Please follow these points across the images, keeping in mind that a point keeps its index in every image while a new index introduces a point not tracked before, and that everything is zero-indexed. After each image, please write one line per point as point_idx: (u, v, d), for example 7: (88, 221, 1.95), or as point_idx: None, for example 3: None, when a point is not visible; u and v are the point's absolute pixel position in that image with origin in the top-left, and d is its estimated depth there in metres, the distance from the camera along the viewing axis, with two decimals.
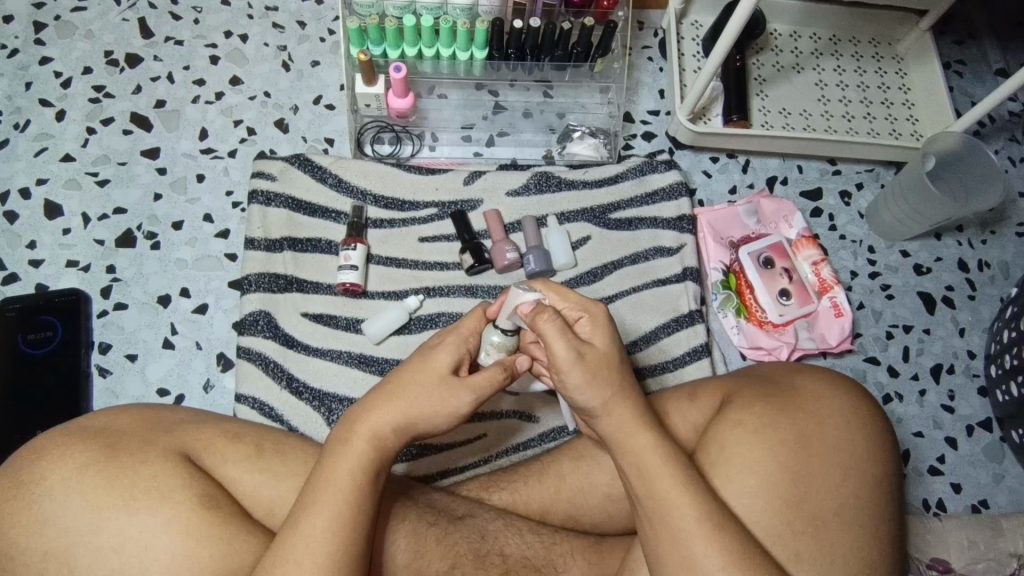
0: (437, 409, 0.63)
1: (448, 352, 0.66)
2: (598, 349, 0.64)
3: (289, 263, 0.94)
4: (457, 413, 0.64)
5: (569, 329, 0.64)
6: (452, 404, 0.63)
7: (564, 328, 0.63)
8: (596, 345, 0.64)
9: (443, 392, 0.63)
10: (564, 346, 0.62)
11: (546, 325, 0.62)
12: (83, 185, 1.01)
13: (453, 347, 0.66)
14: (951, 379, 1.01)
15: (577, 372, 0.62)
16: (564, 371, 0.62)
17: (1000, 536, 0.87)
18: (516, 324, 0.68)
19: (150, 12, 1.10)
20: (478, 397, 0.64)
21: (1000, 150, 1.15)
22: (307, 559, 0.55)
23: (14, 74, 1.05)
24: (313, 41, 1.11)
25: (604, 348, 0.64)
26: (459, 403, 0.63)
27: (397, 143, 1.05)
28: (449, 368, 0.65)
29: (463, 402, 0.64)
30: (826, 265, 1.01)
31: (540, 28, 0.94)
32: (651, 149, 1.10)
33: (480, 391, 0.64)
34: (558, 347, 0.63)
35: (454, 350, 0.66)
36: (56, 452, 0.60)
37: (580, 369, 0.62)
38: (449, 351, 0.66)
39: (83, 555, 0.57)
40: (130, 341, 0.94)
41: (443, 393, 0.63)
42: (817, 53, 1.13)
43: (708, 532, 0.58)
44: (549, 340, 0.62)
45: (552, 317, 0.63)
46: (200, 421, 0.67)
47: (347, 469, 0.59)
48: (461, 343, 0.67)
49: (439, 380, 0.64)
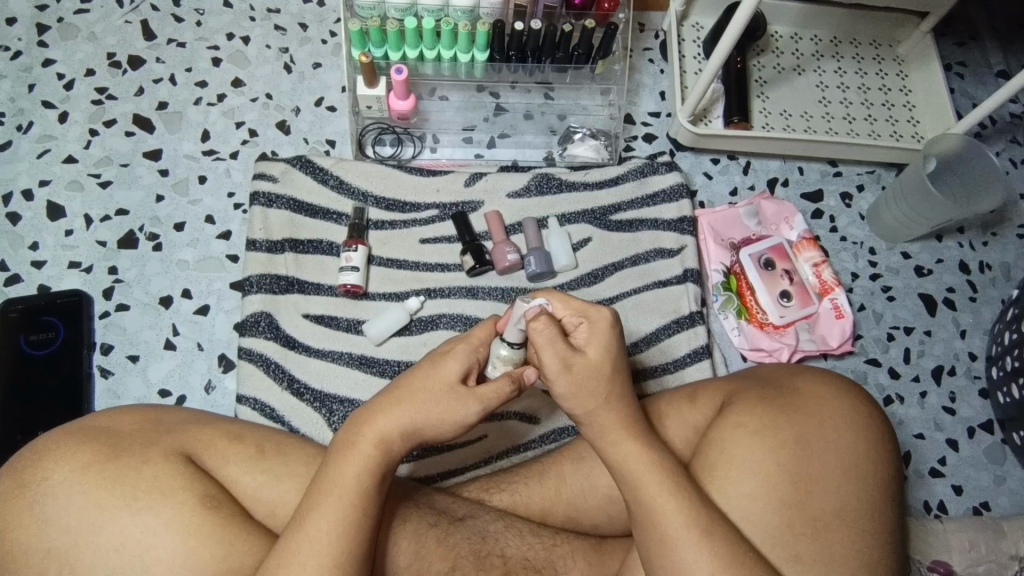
0: (441, 416, 0.63)
1: (458, 359, 0.65)
2: (587, 361, 0.64)
3: (290, 263, 0.94)
4: (466, 421, 0.64)
5: (562, 338, 0.64)
6: (453, 410, 0.63)
7: (555, 338, 0.63)
8: (587, 355, 0.64)
9: (449, 398, 0.63)
10: (551, 355, 0.63)
11: (538, 335, 0.63)
12: (86, 186, 1.01)
13: (464, 354, 0.66)
14: (952, 381, 1.01)
15: (563, 382, 0.63)
16: (555, 381, 0.63)
17: (1001, 538, 0.86)
18: (523, 336, 0.66)
19: (153, 14, 1.10)
20: (485, 406, 0.64)
21: (1002, 152, 1.15)
22: (311, 560, 0.55)
23: (17, 76, 1.06)
24: (315, 42, 1.11)
25: (598, 359, 0.64)
26: (465, 409, 0.63)
27: (398, 144, 1.06)
28: (459, 376, 0.64)
29: (470, 411, 0.63)
30: (827, 266, 1.01)
31: (542, 30, 0.95)
32: (652, 150, 1.10)
33: (489, 400, 0.64)
34: (547, 355, 0.63)
35: (465, 357, 0.65)
36: (57, 453, 0.60)
37: (565, 379, 0.63)
38: (459, 359, 0.65)
39: (84, 555, 0.57)
40: (133, 341, 0.94)
41: (449, 399, 0.63)
42: (819, 55, 1.13)
43: (699, 537, 0.58)
44: (538, 350, 0.63)
45: (544, 328, 0.63)
46: (202, 421, 0.67)
47: (353, 471, 0.59)
48: (472, 351, 0.66)
49: (449, 386, 0.64)
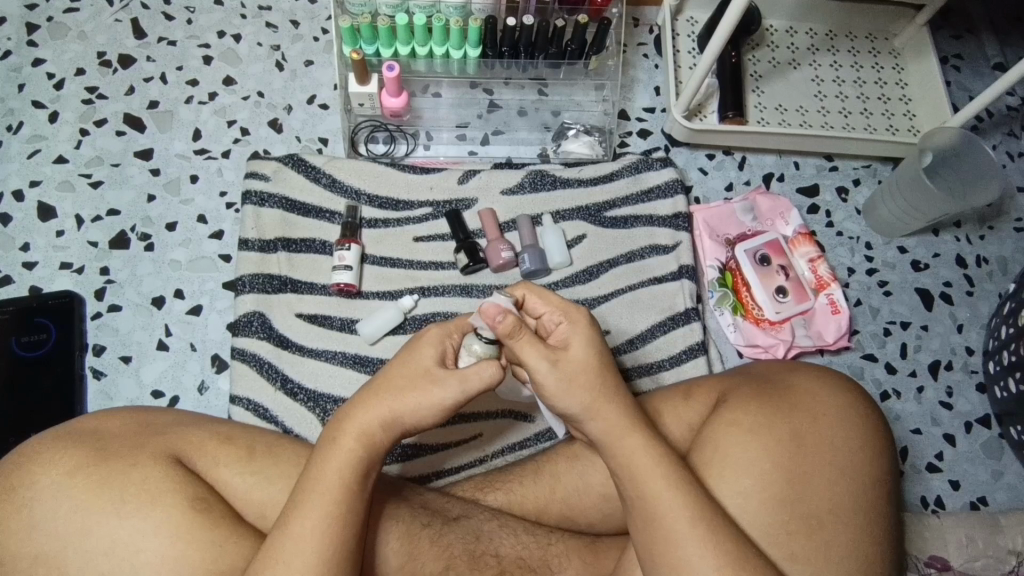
0: (420, 402, 0.61)
1: (432, 345, 0.65)
2: (574, 359, 0.63)
3: (283, 263, 0.93)
4: (444, 404, 0.62)
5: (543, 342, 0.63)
6: (436, 395, 0.62)
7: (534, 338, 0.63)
8: (572, 353, 0.63)
9: (426, 384, 0.62)
10: (536, 353, 0.62)
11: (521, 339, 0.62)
12: (77, 187, 1.01)
13: (436, 340, 0.65)
14: (949, 375, 1.01)
15: (552, 379, 0.62)
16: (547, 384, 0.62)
17: (999, 534, 0.86)
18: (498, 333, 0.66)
19: (143, 12, 1.10)
20: (465, 389, 0.62)
21: (999, 145, 1.14)
22: (296, 559, 0.55)
23: (7, 76, 1.05)
24: (307, 40, 1.11)
25: (582, 358, 0.63)
26: (445, 393, 0.62)
27: (392, 142, 1.05)
28: (436, 361, 0.64)
29: (449, 393, 0.62)
30: (823, 262, 1.00)
31: (534, 26, 0.95)
32: (647, 146, 1.09)
33: (469, 384, 0.62)
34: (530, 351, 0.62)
35: (439, 342, 0.65)
36: (46, 456, 0.60)
37: (554, 375, 0.62)
38: (433, 344, 0.65)
39: (73, 558, 0.57)
40: (125, 342, 0.94)
41: (427, 384, 0.62)
42: (814, 48, 1.12)
43: (704, 532, 0.57)
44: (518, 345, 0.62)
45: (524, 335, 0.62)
46: (192, 422, 0.67)
47: (336, 468, 0.59)
48: (446, 336, 0.66)
49: (426, 373, 0.63)
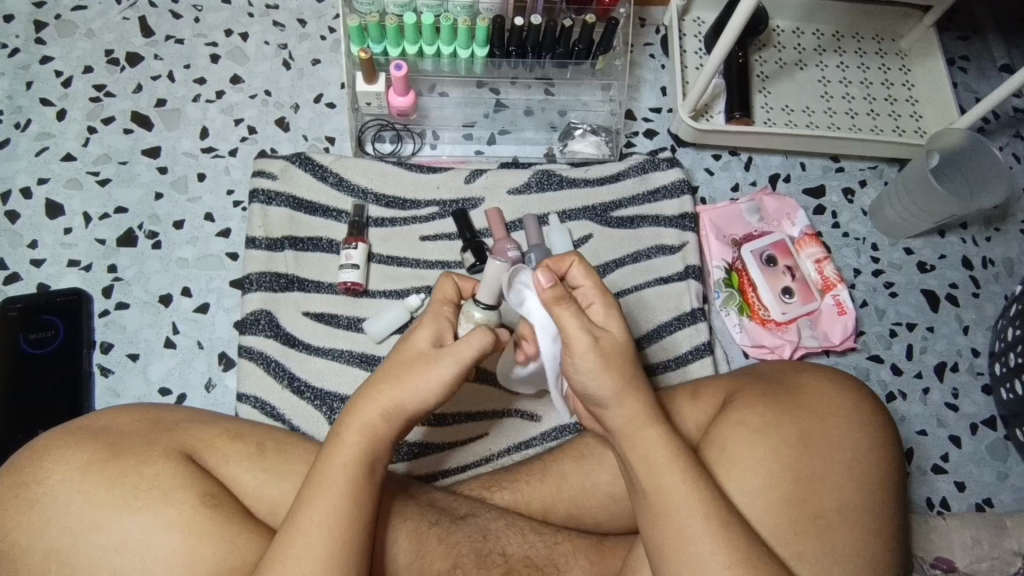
0: (417, 384, 0.61)
1: (427, 327, 0.64)
2: (609, 340, 0.62)
3: (290, 262, 0.94)
4: (445, 383, 0.61)
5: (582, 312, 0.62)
6: (433, 375, 0.61)
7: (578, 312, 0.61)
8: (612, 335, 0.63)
9: (424, 366, 0.62)
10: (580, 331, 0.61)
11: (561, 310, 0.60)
12: (84, 184, 1.01)
13: (432, 321, 0.65)
14: (955, 377, 1.01)
15: (591, 359, 0.61)
16: (579, 355, 0.61)
17: (1005, 535, 0.86)
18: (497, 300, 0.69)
19: (151, 10, 1.10)
20: (460, 362, 0.61)
21: (1005, 146, 1.14)
22: (307, 554, 0.55)
23: (15, 73, 1.05)
24: (314, 39, 1.11)
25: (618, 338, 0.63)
26: (441, 371, 0.61)
27: (398, 141, 1.05)
28: (430, 344, 0.63)
29: (446, 369, 0.61)
30: (829, 263, 1.00)
31: (542, 25, 0.95)
32: (653, 146, 1.09)
33: (465, 357, 0.61)
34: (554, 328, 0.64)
35: (433, 325, 0.65)
36: (56, 452, 0.60)
37: (595, 355, 0.61)
38: (429, 327, 0.64)
39: (83, 555, 0.57)
40: (133, 340, 0.94)
41: (424, 365, 0.62)
42: (821, 49, 1.12)
43: (716, 529, 0.57)
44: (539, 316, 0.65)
45: (569, 304, 0.60)
46: (202, 420, 0.67)
47: (341, 463, 0.59)
48: (439, 316, 0.66)
49: (422, 355, 0.62)
